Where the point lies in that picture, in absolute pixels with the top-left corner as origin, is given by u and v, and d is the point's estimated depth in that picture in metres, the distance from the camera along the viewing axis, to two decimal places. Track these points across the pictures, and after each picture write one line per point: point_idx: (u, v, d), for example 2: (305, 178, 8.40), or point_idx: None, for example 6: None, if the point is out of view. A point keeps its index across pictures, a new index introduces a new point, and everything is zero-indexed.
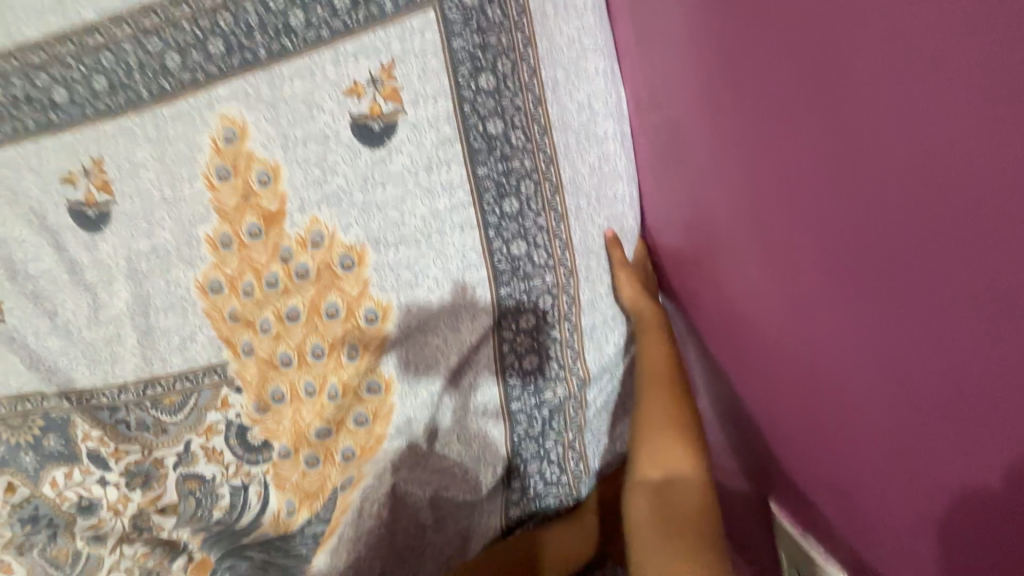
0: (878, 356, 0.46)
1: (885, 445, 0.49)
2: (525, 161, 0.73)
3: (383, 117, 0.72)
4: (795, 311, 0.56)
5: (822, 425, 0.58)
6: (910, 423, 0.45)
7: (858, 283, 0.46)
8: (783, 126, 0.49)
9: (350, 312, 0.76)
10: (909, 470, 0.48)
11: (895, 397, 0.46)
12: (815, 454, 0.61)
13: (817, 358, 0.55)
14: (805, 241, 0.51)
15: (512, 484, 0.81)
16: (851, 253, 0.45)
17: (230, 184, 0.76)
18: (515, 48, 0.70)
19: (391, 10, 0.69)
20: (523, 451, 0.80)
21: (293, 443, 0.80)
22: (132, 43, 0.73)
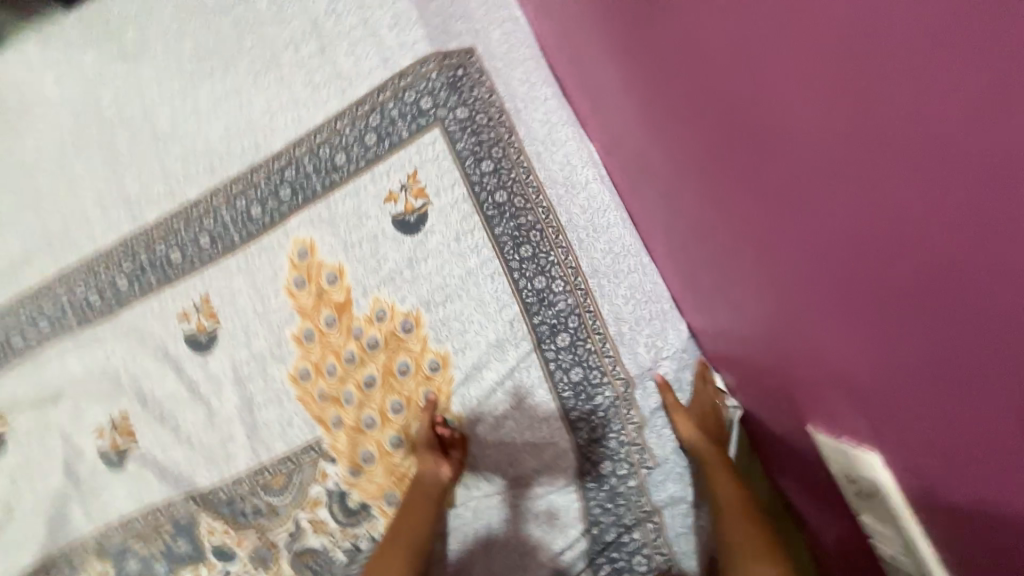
0: (903, 281, 0.47)
1: (941, 378, 0.48)
2: (529, 216, 0.93)
3: (415, 210, 0.94)
4: (838, 299, 0.58)
5: (880, 367, 0.57)
6: (957, 349, 0.45)
7: (926, 292, 0.45)
8: (710, 127, 0.67)
9: (418, 367, 0.91)
10: (971, 404, 0.46)
11: (932, 321, 0.46)
12: (883, 403, 0.59)
13: (867, 343, 0.57)
14: (847, 234, 0.52)
15: (589, 484, 0.90)
16: (908, 257, 0.45)
17: (306, 288, 0.97)
18: (503, 137, 0.95)
19: (407, 135, 0.96)
20: (591, 454, 0.90)
21: (398, 489, 0.93)
22: (224, 204, 1.00)
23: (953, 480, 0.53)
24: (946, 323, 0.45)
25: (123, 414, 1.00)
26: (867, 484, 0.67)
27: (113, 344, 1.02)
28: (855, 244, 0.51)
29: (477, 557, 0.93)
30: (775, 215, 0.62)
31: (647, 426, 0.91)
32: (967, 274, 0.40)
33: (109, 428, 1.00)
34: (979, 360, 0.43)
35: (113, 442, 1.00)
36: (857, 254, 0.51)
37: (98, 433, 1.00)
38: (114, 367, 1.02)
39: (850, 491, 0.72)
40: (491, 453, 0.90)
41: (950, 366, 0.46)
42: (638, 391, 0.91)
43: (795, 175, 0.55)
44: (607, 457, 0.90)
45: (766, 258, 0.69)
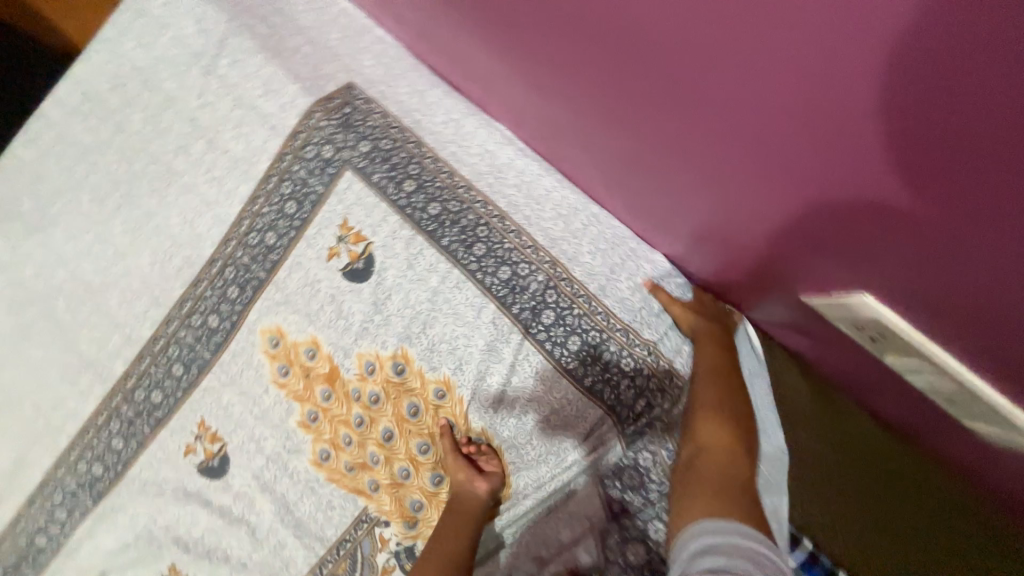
0: (855, 100, 0.46)
1: (916, 188, 0.47)
2: (469, 215, 0.92)
3: (360, 256, 0.92)
4: (784, 159, 0.57)
5: (845, 209, 0.56)
6: (927, 147, 0.44)
7: (898, 109, 0.43)
8: (596, 50, 0.67)
9: (426, 400, 0.90)
10: (958, 200, 0.45)
11: (897, 130, 0.45)
12: (860, 244, 0.58)
13: (828, 190, 0.56)
14: (788, 97, 0.50)
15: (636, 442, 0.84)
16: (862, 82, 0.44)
17: (292, 373, 0.95)
18: (414, 153, 0.95)
19: (323, 189, 0.94)
20: (626, 412, 0.84)
21: None
22: (181, 327, 0.98)
23: (970, 289, 0.52)
24: (915, 121, 0.43)
25: (171, 567, 0.97)
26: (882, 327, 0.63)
27: (134, 505, 1.00)
28: (805, 101, 0.49)
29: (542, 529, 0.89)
30: (705, 115, 0.61)
31: (663, 363, 0.85)
32: (927, 49, 0.38)
33: None
34: (981, 145, 0.40)
35: None
36: (810, 111, 0.50)
37: None
38: (145, 526, 0.99)
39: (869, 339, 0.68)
40: (528, 452, 0.87)
41: (925, 170, 0.45)
42: (642, 328, 0.87)
43: (700, 64, 0.55)
44: (640, 408, 0.84)
45: (710, 164, 0.67)
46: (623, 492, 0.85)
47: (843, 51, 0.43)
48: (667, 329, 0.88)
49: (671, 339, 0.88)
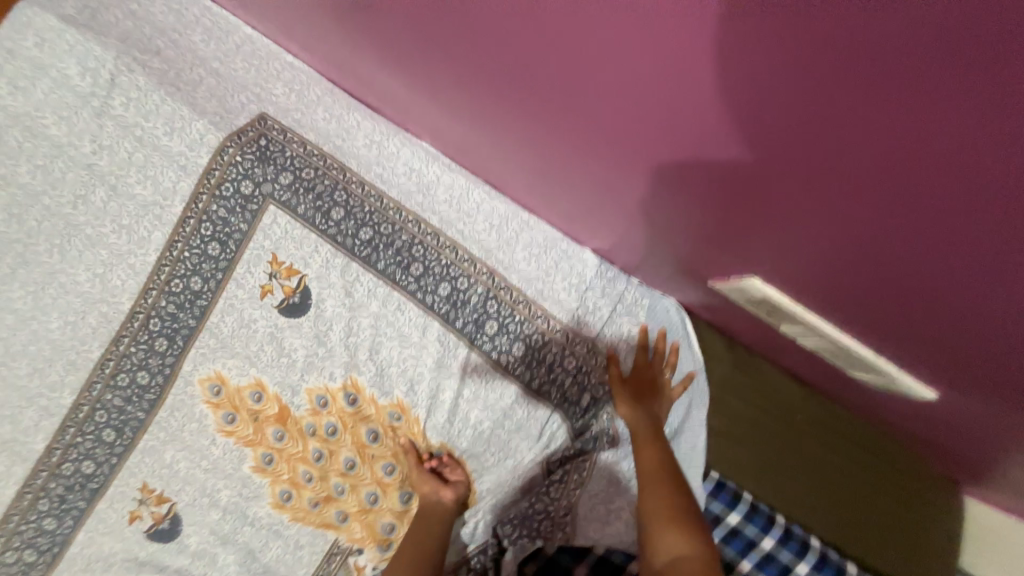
0: (768, 123, 0.48)
1: (815, 195, 0.53)
2: (402, 236, 0.93)
3: (295, 290, 0.91)
4: (700, 161, 0.60)
5: (752, 204, 0.61)
6: (831, 166, 0.48)
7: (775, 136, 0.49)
8: (499, 71, 0.69)
9: (382, 424, 0.90)
10: (846, 209, 0.52)
11: (805, 150, 0.48)
12: (762, 233, 0.64)
13: (737, 189, 0.60)
14: (686, 124, 0.55)
15: (587, 434, 0.89)
16: (743, 116, 0.49)
17: (239, 419, 0.92)
18: (339, 179, 0.95)
19: (248, 226, 0.92)
20: (574, 407, 0.90)
21: None
22: (107, 389, 0.92)
23: (846, 278, 0.60)
24: (822, 144, 0.46)
25: None
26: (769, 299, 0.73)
27: None
28: (721, 119, 0.51)
29: (512, 519, 0.89)
30: (610, 132, 0.65)
31: (601, 359, 0.92)
32: (837, 89, 0.41)
33: None
34: (872, 170, 0.46)
35: None
36: (711, 132, 0.54)
37: None
38: None
39: (762, 310, 0.77)
40: (488, 458, 0.90)
41: (825, 182, 0.50)
42: (580, 326, 0.94)
43: (594, 89, 0.59)
44: (585, 403, 0.90)
45: (622, 174, 0.72)
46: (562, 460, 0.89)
47: (720, 91, 0.48)
48: (603, 325, 0.95)
49: (607, 334, 0.94)
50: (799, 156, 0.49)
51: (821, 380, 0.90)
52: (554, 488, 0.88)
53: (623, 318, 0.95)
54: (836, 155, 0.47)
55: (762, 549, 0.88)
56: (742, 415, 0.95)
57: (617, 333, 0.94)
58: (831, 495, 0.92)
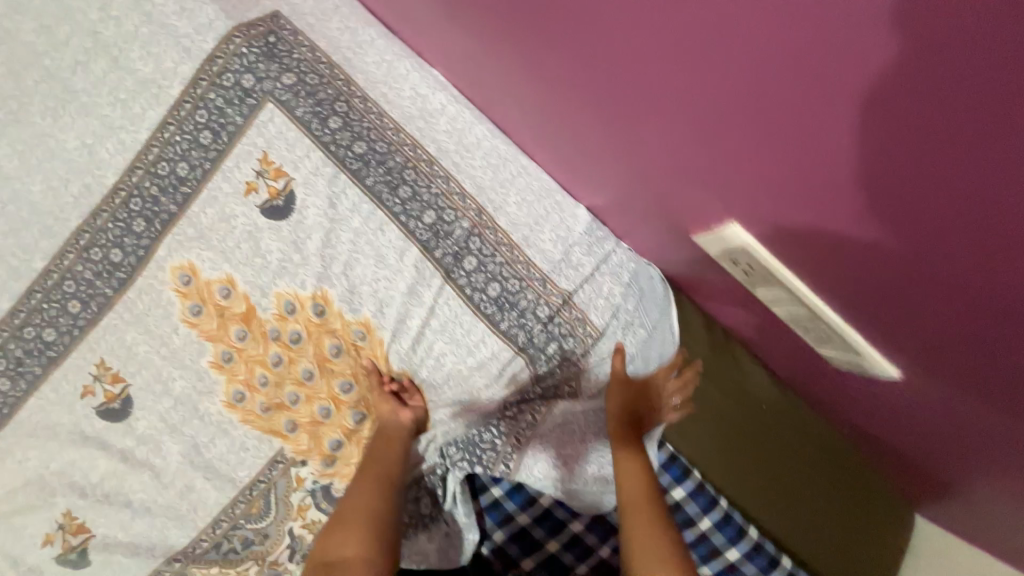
0: (875, 141, 0.48)
1: (886, 228, 0.54)
2: (396, 157, 0.91)
3: (281, 192, 0.90)
4: (774, 165, 0.59)
5: (811, 219, 0.61)
6: (918, 205, 0.49)
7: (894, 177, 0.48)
8: None
9: (344, 340, 0.89)
10: (913, 249, 0.53)
11: (900, 183, 0.49)
12: (811, 250, 0.64)
13: (804, 203, 0.60)
14: (797, 141, 0.54)
15: (547, 382, 0.88)
16: (874, 146, 0.48)
17: (205, 312, 0.91)
18: (341, 90, 0.92)
19: (243, 120, 0.90)
20: (538, 357, 0.88)
21: None
22: (79, 261, 0.91)
23: (887, 303, 0.62)
24: (922, 180, 0.47)
25: (66, 513, 0.92)
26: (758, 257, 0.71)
27: (24, 451, 0.93)
28: (824, 124, 0.50)
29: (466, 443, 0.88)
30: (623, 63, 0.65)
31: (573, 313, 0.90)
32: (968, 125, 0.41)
33: (57, 532, 0.92)
34: (960, 217, 0.47)
35: (65, 545, 0.92)
36: (804, 135, 0.53)
37: (46, 542, 0.92)
38: (36, 472, 0.93)
39: (745, 268, 0.74)
40: (446, 391, 0.89)
41: (903, 219, 0.52)
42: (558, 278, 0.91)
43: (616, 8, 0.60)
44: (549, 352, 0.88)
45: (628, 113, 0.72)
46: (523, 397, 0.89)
47: (844, 93, 0.46)
48: (583, 281, 0.93)
49: (585, 291, 0.92)
50: (910, 206, 0.50)
51: (791, 368, 0.90)
52: (506, 423, 0.87)
53: (604, 279, 0.93)
54: (932, 193, 0.47)
55: (699, 528, 0.86)
56: (709, 399, 0.92)
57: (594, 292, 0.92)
58: (783, 489, 0.89)
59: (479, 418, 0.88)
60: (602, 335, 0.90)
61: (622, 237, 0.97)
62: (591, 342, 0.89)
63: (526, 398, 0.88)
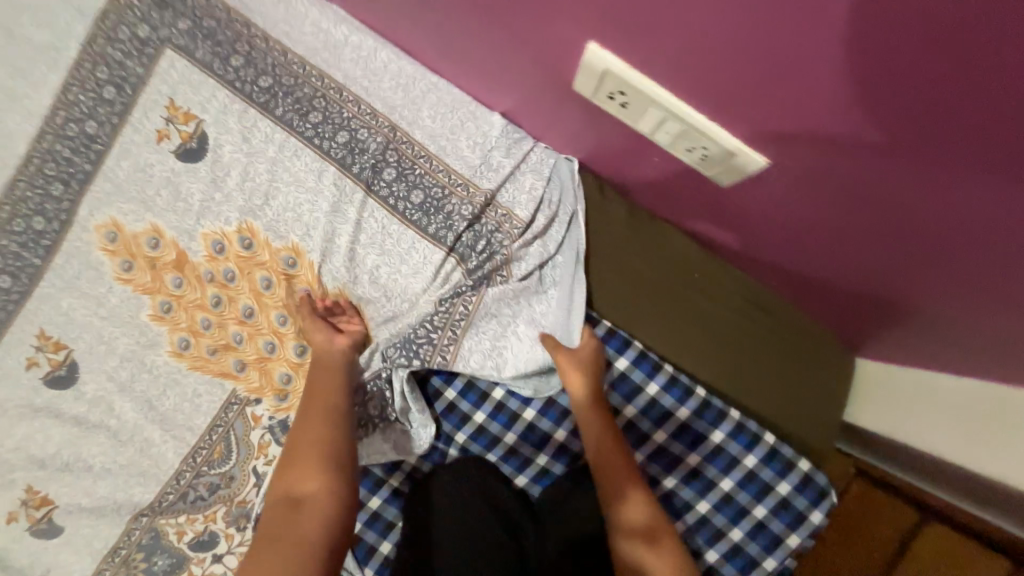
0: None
1: (876, 82, 0.50)
2: (304, 87, 0.93)
3: (193, 135, 0.91)
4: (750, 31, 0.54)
5: (792, 85, 0.57)
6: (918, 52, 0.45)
7: (891, 86, 0.50)
8: None
9: (278, 270, 0.91)
10: (912, 107, 0.50)
11: (905, 28, 0.44)
12: (795, 121, 0.61)
13: (784, 70, 0.55)
14: (783, 31, 0.51)
15: (483, 277, 0.90)
16: (873, 55, 0.48)
17: (136, 266, 0.92)
18: (238, 29, 0.93)
19: (145, 70, 0.91)
20: (469, 254, 0.91)
21: None
22: (2, 235, 0.91)
23: (872, 166, 0.60)
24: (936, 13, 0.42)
25: (28, 488, 0.92)
26: (638, 89, 0.68)
27: None
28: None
29: (408, 347, 0.89)
30: None
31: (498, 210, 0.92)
32: None
33: (21, 508, 0.92)
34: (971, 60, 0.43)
35: (32, 519, 0.92)
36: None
37: (11, 520, 0.92)
38: None
39: (625, 104, 0.71)
40: (384, 304, 0.91)
41: (899, 72, 0.48)
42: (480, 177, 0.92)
43: None
44: (477, 244, 0.90)
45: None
46: (456, 297, 0.90)
47: None
48: (505, 181, 0.94)
49: (508, 190, 0.93)
50: (920, 66, 0.46)
51: (732, 240, 0.92)
52: (442, 317, 0.89)
53: (528, 176, 0.94)
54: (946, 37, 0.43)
55: (648, 393, 0.90)
56: (645, 274, 0.94)
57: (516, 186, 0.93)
58: (724, 343, 0.93)
59: (416, 315, 0.90)
60: (529, 227, 0.92)
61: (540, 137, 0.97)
62: (522, 235, 0.91)
63: (459, 288, 0.90)
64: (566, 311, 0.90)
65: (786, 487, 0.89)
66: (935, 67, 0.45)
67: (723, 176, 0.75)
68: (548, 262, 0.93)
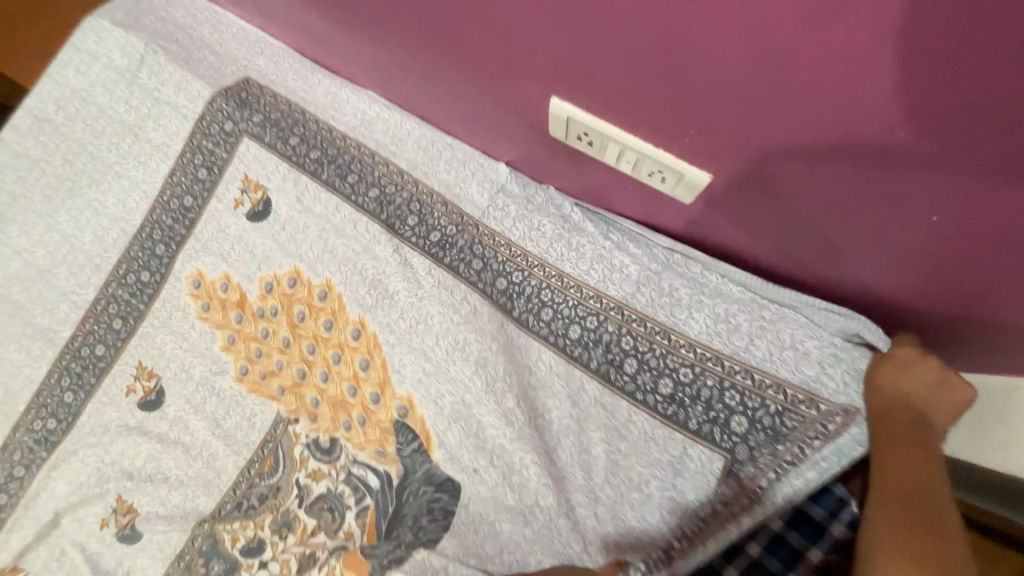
0: (860, 62, 0.51)
1: (879, 144, 0.58)
2: (345, 154, 1.15)
3: (259, 201, 1.15)
4: (742, 100, 0.63)
5: (796, 145, 0.65)
6: (916, 121, 0.53)
7: (944, 101, 0.50)
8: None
9: (319, 306, 1.10)
10: (915, 161, 0.57)
11: (898, 103, 0.53)
12: (805, 174, 0.68)
13: (784, 135, 0.64)
14: (777, 102, 0.60)
15: (495, 296, 1.04)
16: (884, 102, 0.53)
17: (210, 305, 1.13)
18: (297, 116, 1.18)
19: (228, 154, 1.17)
20: (479, 279, 1.05)
21: (351, 412, 1.06)
22: (119, 286, 1.16)
23: (884, 210, 0.67)
24: (923, 91, 0.50)
25: (118, 497, 1.09)
26: (591, 125, 0.81)
27: (84, 448, 1.13)
28: (796, 51, 0.54)
29: (438, 365, 1.04)
30: (463, 25, 0.81)
31: (638, 275, 0.96)
32: (960, 36, 0.44)
33: (111, 515, 1.08)
34: (963, 128, 0.51)
35: (119, 525, 1.08)
36: (777, 65, 0.56)
37: (103, 525, 1.08)
38: (94, 465, 1.12)
39: (584, 137, 0.85)
40: (407, 327, 1.07)
41: (906, 135, 0.55)
42: (616, 257, 0.98)
43: None
44: (640, 323, 0.95)
45: (486, 66, 0.87)
46: (550, 328, 1.00)
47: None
48: (513, 219, 1.05)
49: (519, 227, 1.04)
50: (921, 129, 0.54)
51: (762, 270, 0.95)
52: (469, 340, 1.03)
53: (535, 213, 1.04)
54: (937, 108, 0.51)
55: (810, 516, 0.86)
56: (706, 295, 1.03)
57: (637, 262, 0.97)
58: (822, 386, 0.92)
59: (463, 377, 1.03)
60: (543, 258, 1.02)
61: (540, 177, 1.10)
62: (536, 263, 1.02)
63: (649, 373, 0.94)
64: (684, 325, 0.93)
65: (800, 497, 0.86)
66: (976, 98, 0.48)
67: (683, 194, 0.85)
68: (633, 279, 0.97)
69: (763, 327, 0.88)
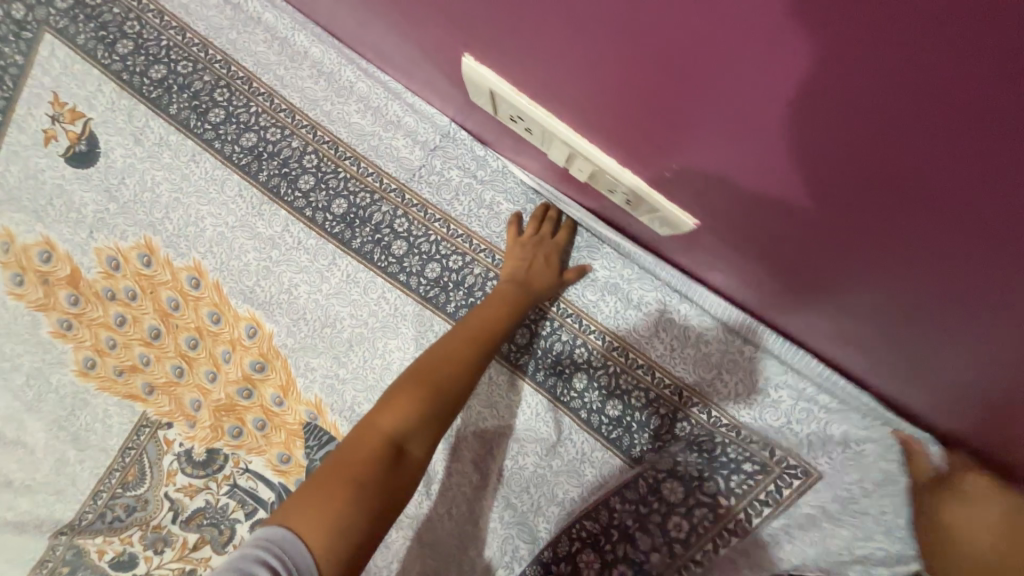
0: (762, 116, 0.37)
1: (789, 206, 0.46)
2: (206, 77, 0.82)
3: (80, 137, 0.82)
4: (649, 116, 0.47)
5: (705, 181, 0.51)
6: (827, 194, 0.40)
7: (859, 198, 0.38)
8: None
9: (180, 290, 0.84)
10: (825, 233, 0.46)
11: (810, 172, 0.39)
12: (717, 212, 0.55)
13: (692, 168, 0.50)
14: (685, 130, 0.45)
15: (422, 293, 0.81)
16: (795, 167, 0.40)
17: (28, 282, 0.85)
18: (134, 8, 0.83)
19: (27, 61, 0.82)
20: (396, 267, 0.81)
21: (238, 421, 0.86)
22: None
23: (795, 269, 0.56)
24: (834, 168, 0.37)
25: None
26: (529, 115, 0.59)
27: None
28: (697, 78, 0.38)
29: (339, 380, 0.83)
30: None
31: (604, 279, 0.80)
32: (877, 115, 0.31)
33: None
34: (876, 216, 0.39)
35: None
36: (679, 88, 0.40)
37: None
38: None
39: (521, 124, 0.63)
40: (303, 331, 0.84)
41: (814, 204, 0.43)
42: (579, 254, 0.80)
43: None
44: (599, 336, 0.79)
45: None
46: None
47: None
48: (452, 191, 0.82)
49: (464, 203, 0.81)
50: (831, 204, 0.41)
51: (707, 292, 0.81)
52: (378, 349, 0.82)
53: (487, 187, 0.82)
54: (850, 187, 0.38)
55: None
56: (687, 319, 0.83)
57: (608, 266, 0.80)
58: None
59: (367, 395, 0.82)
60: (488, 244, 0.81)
61: (479, 138, 0.81)
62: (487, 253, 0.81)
63: (598, 392, 0.78)
64: (647, 339, 0.78)
65: None
66: (893, 187, 0.35)
67: (655, 224, 0.67)
68: (600, 282, 0.80)
69: (736, 361, 0.76)
